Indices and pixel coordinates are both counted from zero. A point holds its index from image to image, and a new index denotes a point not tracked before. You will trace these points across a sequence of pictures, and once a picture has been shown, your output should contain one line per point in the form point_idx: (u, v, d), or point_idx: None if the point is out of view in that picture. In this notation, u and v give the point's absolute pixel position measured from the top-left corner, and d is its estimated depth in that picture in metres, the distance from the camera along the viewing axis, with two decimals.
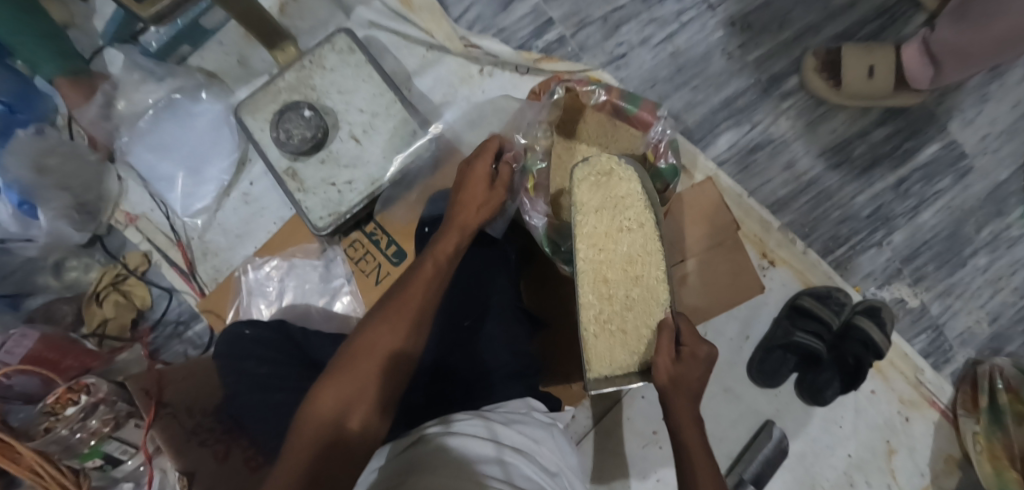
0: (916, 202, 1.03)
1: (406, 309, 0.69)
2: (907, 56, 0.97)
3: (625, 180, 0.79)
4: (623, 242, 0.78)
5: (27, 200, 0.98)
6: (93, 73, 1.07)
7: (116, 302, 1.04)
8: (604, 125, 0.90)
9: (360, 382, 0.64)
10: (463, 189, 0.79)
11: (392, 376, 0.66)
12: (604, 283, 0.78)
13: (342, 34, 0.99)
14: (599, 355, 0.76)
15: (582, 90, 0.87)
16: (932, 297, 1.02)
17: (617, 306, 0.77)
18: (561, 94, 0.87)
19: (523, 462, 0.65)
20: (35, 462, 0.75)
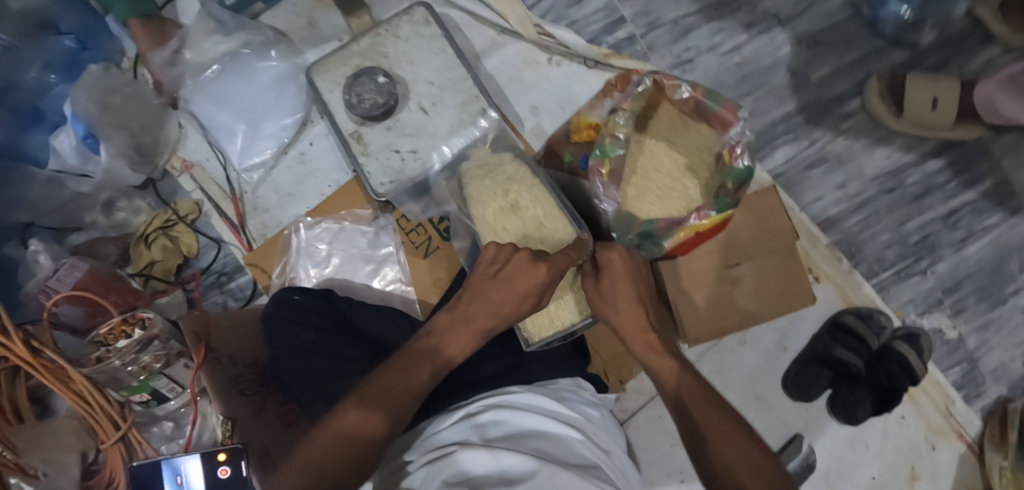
0: (963, 235, 1.04)
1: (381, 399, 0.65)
2: (981, 92, 0.97)
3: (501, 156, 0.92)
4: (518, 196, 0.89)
5: (91, 133, 0.98)
6: (164, 19, 1.09)
7: (164, 246, 1.04)
8: (677, 121, 0.90)
9: (319, 471, 0.60)
10: (493, 285, 0.73)
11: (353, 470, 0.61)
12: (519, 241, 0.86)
13: (421, 7, 1.00)
14: (538, 320, 0.85)
15: (667, 83, 0.87)
16: (970, 330, 1.03)
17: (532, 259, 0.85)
18: (647, 85, 0.88)
19: (575, 438, 0.68)
20: (85, 388, 0.76)
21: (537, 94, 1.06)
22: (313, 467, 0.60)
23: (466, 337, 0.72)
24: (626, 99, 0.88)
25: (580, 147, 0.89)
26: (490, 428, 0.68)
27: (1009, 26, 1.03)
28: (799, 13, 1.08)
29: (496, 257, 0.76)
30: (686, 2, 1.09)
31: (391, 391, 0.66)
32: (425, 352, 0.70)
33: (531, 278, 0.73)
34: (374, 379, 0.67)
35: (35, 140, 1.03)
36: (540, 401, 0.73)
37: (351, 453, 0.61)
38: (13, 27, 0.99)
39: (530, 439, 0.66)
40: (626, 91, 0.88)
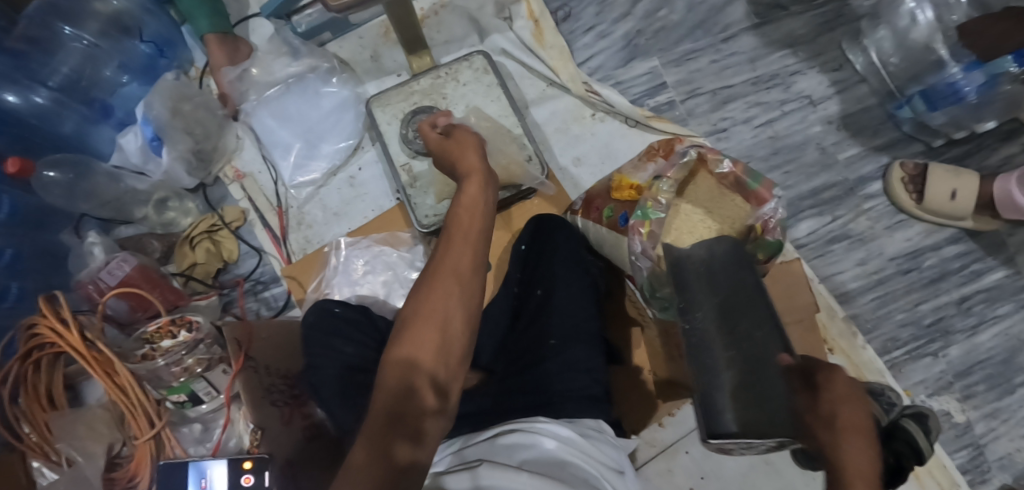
0: (975, 321, 1.08)
1: (452, 273, 0.64)
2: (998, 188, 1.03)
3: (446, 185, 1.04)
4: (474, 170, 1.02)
5: (158, 137, 1.04)
6: (238, 38, 1.17)
7: (208, 249, 1.08)
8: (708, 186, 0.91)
9: (420, 370, 0.60)
10: (469, 178, 0.73)
11: (440, 370, 0.61)
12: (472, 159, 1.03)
13: (480, 56, 1.10)
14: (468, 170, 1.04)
15: (711, 157, 0.88)
16: (978, 416, 1.05)
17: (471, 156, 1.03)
18: (690, 157, 0.88)
19: (584, 462, 0.71)
20: (126, 382, 0.82)
21: (581, 147, 1.13)
22: (405, 372, 0.60)
23: (455, 287, 0.64)
24: (672, 167, 0.87)
25: (620, 205, 0.92)
26: (522, 451, 0.72)
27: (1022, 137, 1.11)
28: (830, 96, 1.15)
29: (453, 140, 0.79)
30: (727, 75, 1.16)
31: (397, 381, 0.60)
32: (423, 320, 0.62)
33: (469, 232, 0.68)
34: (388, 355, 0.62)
35: (103, 135, 1.09)
36: (563, 433, 0.74)
37: (432, 358, 0.61)
38: (97, 27, 1.06)
39: (559, 467, 0.69)
40: (672, 158, 0.89)
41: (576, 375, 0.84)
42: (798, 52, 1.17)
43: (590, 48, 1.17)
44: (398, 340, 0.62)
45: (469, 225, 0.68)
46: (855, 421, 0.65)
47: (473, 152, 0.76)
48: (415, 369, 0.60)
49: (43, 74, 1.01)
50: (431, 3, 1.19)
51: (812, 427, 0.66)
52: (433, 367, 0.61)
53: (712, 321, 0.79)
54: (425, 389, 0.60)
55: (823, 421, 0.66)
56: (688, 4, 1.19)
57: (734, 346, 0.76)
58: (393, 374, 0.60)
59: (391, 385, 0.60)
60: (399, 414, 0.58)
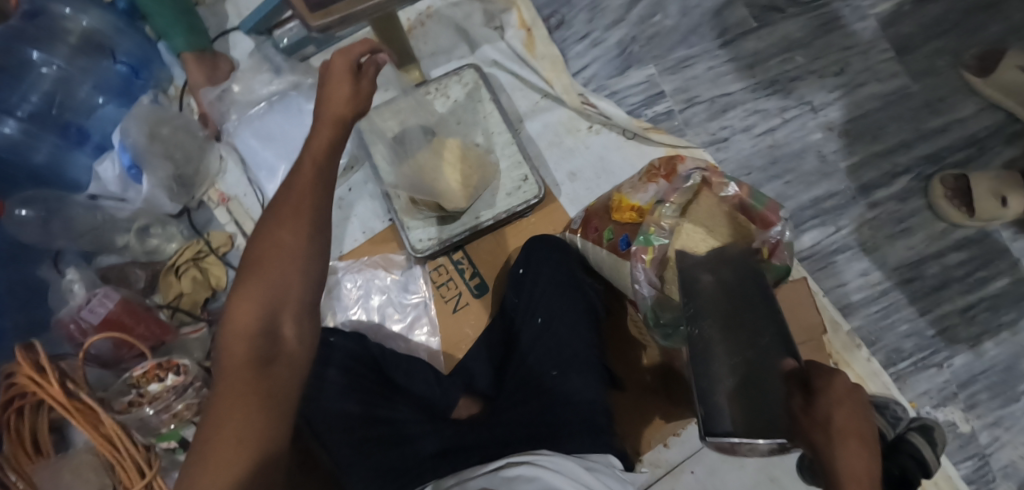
0: (979, 330, 1.07)
1: (291, 221, 0.69)
2: None
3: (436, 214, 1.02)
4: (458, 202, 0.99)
5: (136, 164, 1.00)
6: (217, 54, 1.12)
7: (194, 278, 1.04)
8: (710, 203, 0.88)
9: (266, 300, 0.66)
10: (326, 105, 0.73)
11: (280, 302, 0.66)
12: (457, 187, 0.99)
13: (470, 70, 1.06)
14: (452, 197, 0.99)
15: (715, 180, 0.85)
16: (983, 425, 1.05)
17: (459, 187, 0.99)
18: (694, 180, 0.86)
19: None
20: (113, 431, 0.77)
21: (577, 161, 1.09)
22: (260, 307, 0.65)
23: (293, 235, 0.68)
24: (675, 191, 0.85)
25: (621, 227, 0.90)
26: (523, 484, 0.70)
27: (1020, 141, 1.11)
28: (830, 102, 1.13)
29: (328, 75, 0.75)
30: (725, 83, 1.13)
31: (258, 309, 0.65)
32: (257, 275, 0.67)
33: (310, 179, 0.71)
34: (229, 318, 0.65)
35: (77, 161, 1.04)
36: (572, 468, 0.73)
37: (257, 299, 0.65)
38: (67, 51, 1.01)
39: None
40: (675, 180, 0.86)
41: (576, 408, 0.83)
42: (797, 56, 1.14)
43: (583, 56, 1.14)
44: (238, 301, 0.66)
45: (307, 175, 0.71)
46: (864, 475, 0.54)
47: (338, 99, 0.73)
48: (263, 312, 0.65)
49: (11, 103, 0.95)
50: (417, 12, 1.14)
51: (805, 429, 0.59)
52: (300, 294, 0.68)
53: (720, 330, 0.74)
54: (284, 329, 0.66)
55: (819, 423, 0.58)
56: (682, 8, 1.15)
57: (740, 351, 0.72)
58: (243, 327, 0.64)
59: (251, 310, 0.65)
60: (262, 372, 0.61)
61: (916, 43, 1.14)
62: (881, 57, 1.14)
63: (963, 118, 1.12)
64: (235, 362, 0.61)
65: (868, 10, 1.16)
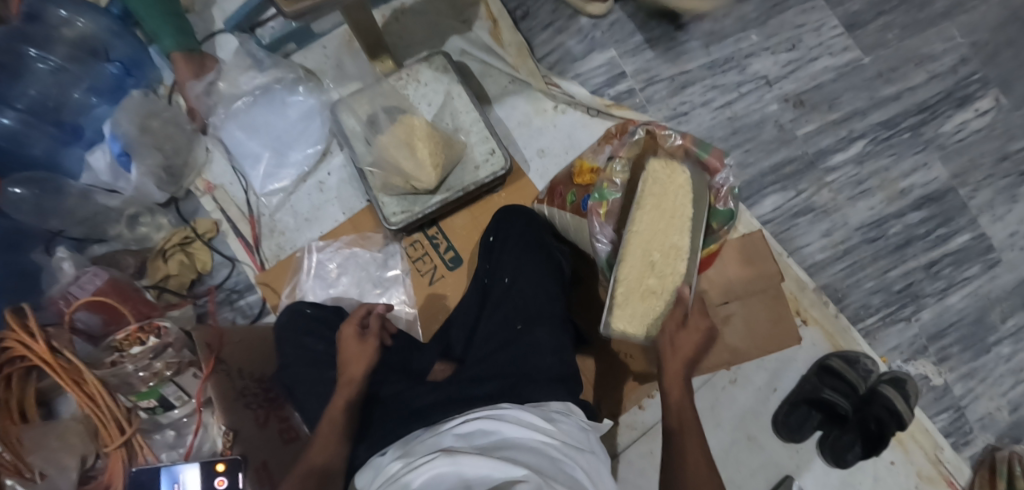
0: (944, 284, 1.09)
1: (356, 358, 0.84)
2: None
3: (395, 195, 1.04)
4: (409, 163, 1.01)
5: (126, 151, 1.07)
6: (205, 54, 1.19)
7: (181, 261, 1.09)
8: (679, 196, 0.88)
9: (330, 435, 0.77)
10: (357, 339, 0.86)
11: (337, 433, 0.77)
12: (414, 146, 1.01)
13: (439, 56, 1.11)
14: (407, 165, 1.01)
15: (660, 133, 0.89)
16: (956, 377, 1.06)
17: (413, 149, 1.01)
18: (639, 135, 0.90)
19: (548, 447, 0.69)
20: (95, 390, 0.81)
21: (544, 139, 1.14)
22: (333, 432, 0.77)
23: (359, 367, 0.83)
24: (622, 146, 0.90)
25: (582, 189, 0.91)
26: (479, 437, 0.71)
27: (966, 104, 1.17)
28: (785, 76, 1.18)
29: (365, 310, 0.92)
30: (683, 61, 1.19)
31: (331, 437, 0.77)
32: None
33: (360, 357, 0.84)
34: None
35: (73, 154, 1.10)
36: (531, 420, 0.73)
37: (330, 432, 0.77)
38: (66, 52, 1.08)
39: (513, 450, 0.68)
40: (623, 137, 0.91)
41: (540, 357, 0.84)
42: (751, 35, 1.20)
43: (547, 43, 1.20)
44: (317, 439, 0.77)
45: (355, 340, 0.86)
46: (702, 452, 0.69)
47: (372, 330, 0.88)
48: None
49: (10, 96, 1.03)
50: (391, 9, 1.21)
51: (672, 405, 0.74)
52: (334, 425, 0.78)
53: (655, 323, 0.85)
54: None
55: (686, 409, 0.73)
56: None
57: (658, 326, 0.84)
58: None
59: (325, 442, 0.76)
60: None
61: (863, 19, 1.21)
62: (831, 33, 1.21)
63: (913, 85, 1.18)
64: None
65: None
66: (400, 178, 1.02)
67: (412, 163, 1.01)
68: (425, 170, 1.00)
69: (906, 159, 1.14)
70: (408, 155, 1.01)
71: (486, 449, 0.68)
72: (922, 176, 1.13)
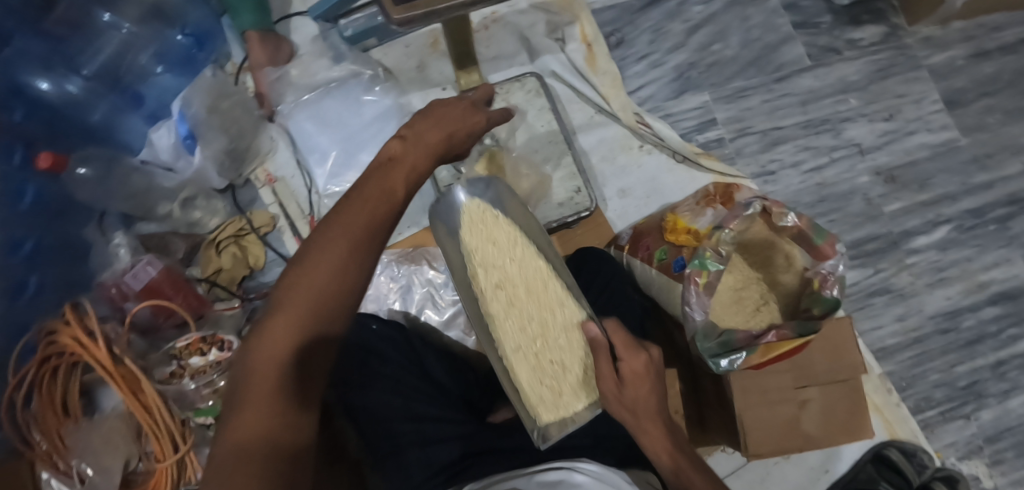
0: (1009, 386, 1.07)
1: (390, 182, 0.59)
2: (824, 251, 0.83)
3: (472, 262, 0.82)
4: (490, 253, 0.82)
5: (193, 135, 0.99)
6: (280, 35, 1.11)
7: (234, 255, 1.04)
8: (500, 238, 0.82)
9: (331, 271, 0.54)
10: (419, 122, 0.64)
11: (339, 290, 0.54)
12: (491, 239, 0.82)
13: (532, 77, 1.06)
14: (483, 258, 0.82)
15: (775, 211, 0.85)
16: (1006, 482, 1.04)
17: (495, 243, 0.82)
18: (755, 209, 0.86)
19: None
20: (153, 402, 0.77)
21: (626, 179, 1.09)
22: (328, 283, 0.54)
23: (381, 199, 0.58)
24: (735, 218, 0.85)
25: (675, 249, 0.89)
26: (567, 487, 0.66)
27: None
28: (879, 146, 1.14)
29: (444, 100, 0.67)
30: (777, 116, 1.14)
31: (332, 285, 0.54)
32: (300, 293, 0.53)
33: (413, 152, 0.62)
34: (277, 311, 0.53)
35: (130, 125, 1.04)
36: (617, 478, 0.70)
37: (334, 274, 0.54)
38: (136, 14, 1.01)
39: None
40: (735, 209, 0.86)
41: None
42: (850, 98, 1.16)
43: (641, 76, 1.15)
44: (303, 270, 0.54)
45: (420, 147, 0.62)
46: None
47: (447, 121, 0.65)
48: (296, 360, 0.53)
49: (79, 61, 0.97)
50: (482, 16, 1.15)
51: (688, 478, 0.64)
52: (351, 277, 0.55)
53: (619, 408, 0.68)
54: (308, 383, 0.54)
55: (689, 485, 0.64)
56: (742, 40, 1.17)
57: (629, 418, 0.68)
58: (276, 349, 0.52)
59: (317, 283, 0.53)
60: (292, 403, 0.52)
61: (967, 99, 1.17)
62: (931, 108, 1.16)
63: (1008, 175, 1.14)
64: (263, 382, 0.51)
65: (926, 59, 1.18)
66: (472, 263, 0.82)
67: (486, 256, 0.82)
68: (492, 268, 0.81)
69: (989, 252, 1.11)
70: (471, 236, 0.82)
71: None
72: (1003, 271, 1.11)
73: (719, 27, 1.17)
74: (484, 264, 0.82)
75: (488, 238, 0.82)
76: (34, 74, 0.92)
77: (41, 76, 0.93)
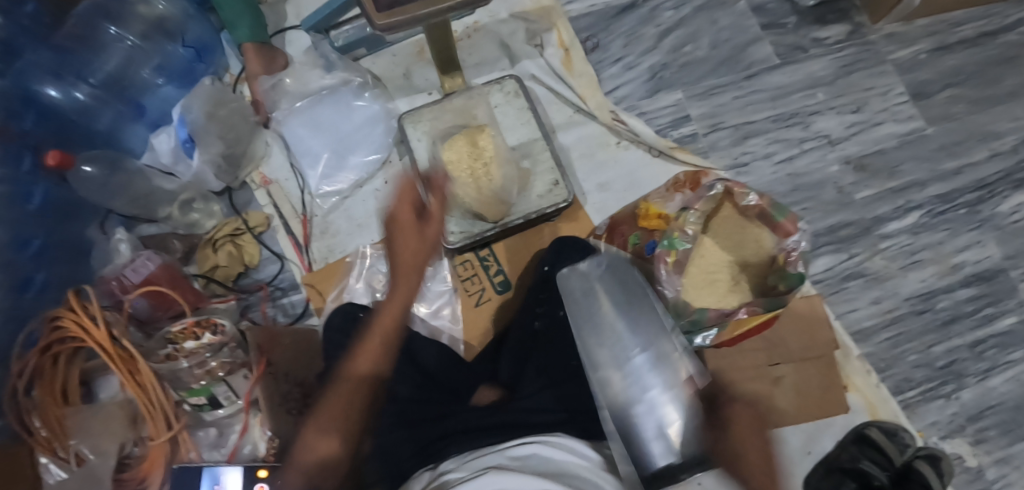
0: (987, 366, 1.08)
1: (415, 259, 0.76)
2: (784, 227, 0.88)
3: (452, 151, 1.01)
4: (465, 148, 1.01)
5: (191, 139, 1.07)
6: (275, 49, 1.18)
7: (230, 253, 1.08)
8: (470, 142, 1.02)
9: (371, 352, 0.73)
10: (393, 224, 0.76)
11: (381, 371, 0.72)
12: (473, 142, 1.02)
13: (511, 79, 1.12)
14: (457, 151, 1.01)
15: (736, 190, 0.91)
16: (991, 461, 1.04)
17: (470, 145, 1.01)
18: (718, 190, 0.91)
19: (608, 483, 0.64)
20: (148, 381, 0.81)
21: (605, 174, 1.14)
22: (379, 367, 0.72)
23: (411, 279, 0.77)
24: (698, 199, 0.92)
25: (647, 234, 0.95)
26: (535, 460, 0.66)
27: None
28: (847, 137, 1.18)
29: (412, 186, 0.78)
30: (748, 111, 1.19)
31: (375, 363, 0.72)
32: (348, 387, 0.70)
33: (411, 255, 0.76)
34: (327, 402, 0.69)
35: (135, 132, 1.11)
36: (585, 451, 0.69)
37: (372, 359, 0.72)
38: (140, 29, 1.08)
39: (566, 478, 0.63)
40: (700, 191, 0.93)
41: (600, 396, 0.82)
42: (818, 93, 1.21)
43: (616, 78, 1.21)
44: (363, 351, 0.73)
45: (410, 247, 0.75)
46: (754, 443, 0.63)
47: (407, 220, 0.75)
48: (342, 433, 0.68)
49: (84, 71, 1.04)
50: (464, 25, 1.22)
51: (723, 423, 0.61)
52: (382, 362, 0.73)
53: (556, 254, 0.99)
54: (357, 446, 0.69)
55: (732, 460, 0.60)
56: (713, 41, 1.23)
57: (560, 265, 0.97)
58: (328, 431, 0.67)
59: (367, 356, 0.73)
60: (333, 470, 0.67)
61: (932, 90, 1.22)
62: (898, 100, 1.21)
63: (976, 161, 1.18)
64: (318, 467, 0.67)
65: (891, 54, 1.24)
66: (450, 152, 1.01)
67: (462, 144, 1.02)
68: (461, 148, 1.01)
69: (961, 235, 1.14)
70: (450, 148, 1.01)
71: (544, 473, 0.63)
72: (976, 253, 1.13)
73: (689, 30, 1.23)
74: (459, 151, 1.01)
75: (465, 142, 1.02)
76: (45, 83, 1.00)
77: (51, 85, 1.00)
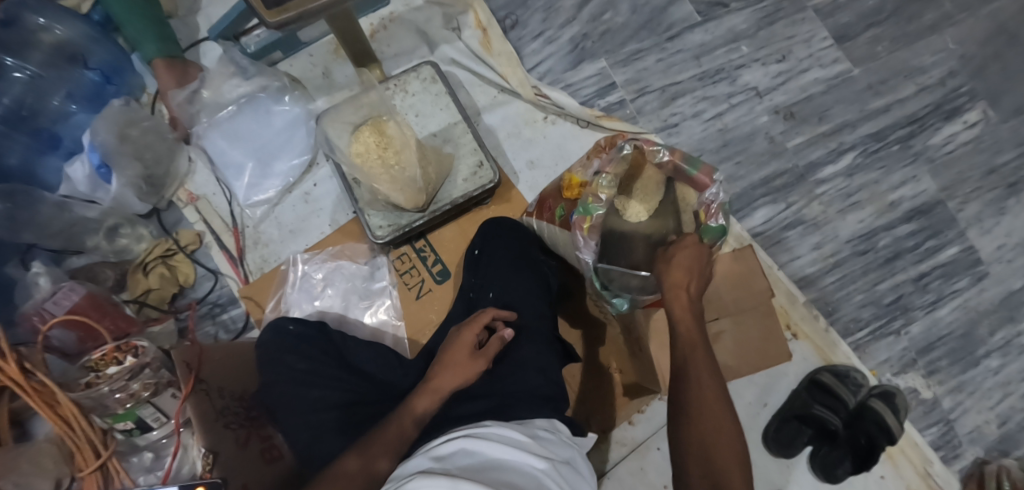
0: (933, 297, 1.08)
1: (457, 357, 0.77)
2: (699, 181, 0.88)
3: (358, 142, 0.99)
4: (370, 139, 0.99)
5: (104, 163, 1.04)
6: (187, 62, 1.15)
7: (162, 274, 1.06)
8: (374, 134, 0.99)
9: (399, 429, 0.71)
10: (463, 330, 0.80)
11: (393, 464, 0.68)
12: (377, 132, 0.99)
13: (428, 65, 1.10)
14: (362, 142, 0.99)
15: (648, 148, 0.89)
16: (945, 391, 1.05)
17: (376, 134, 0.99)
18: (629, 149, 0.89)
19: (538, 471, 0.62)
20: (69, 412, 0.78)
21: (534, 150, 1.14)
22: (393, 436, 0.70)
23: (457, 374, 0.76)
24: (608, 161, 0.88)
25: (570, 204, 0.92)
26: (462, 458, 0.61)
27: (953, 115, 1.17)
28: (774, 87, 1.18)
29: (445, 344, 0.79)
30: (673, 72, 1.18)
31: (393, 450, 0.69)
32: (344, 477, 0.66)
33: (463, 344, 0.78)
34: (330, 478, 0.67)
35: (49, 164, 1.07)
36: (515, 434, 0.66)
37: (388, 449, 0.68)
38: (40, 58, 1.05)
39: (499, 472, 0.59)
40: (611, 153, 0.89)
41: (526, 372, 0.80)
42: (741, 46, 1.20)
43: (537, 54, 1.19)
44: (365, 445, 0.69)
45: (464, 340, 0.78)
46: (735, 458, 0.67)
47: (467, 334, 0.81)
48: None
49: None
50: (380, 17, 1.20)
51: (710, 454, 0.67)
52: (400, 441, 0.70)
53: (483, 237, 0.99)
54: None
55: None
56: (631, 6, 1.22)
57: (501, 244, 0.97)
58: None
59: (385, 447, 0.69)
60: None
61: (853, 31, 1.21)
62: (821, 45, 1.20)
63: (902, 96, 1.18)
64: (352, 478, 0.65)
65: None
66: (355, 145, 0.99)
67: (368, 133, 0.99)
68: (365, 138, 0.99)
69: (895, 172, 1.14)
70: (356, 140, 0.99)
71: (473, 470, 0.59)
72: (912, 188, 1.13)
73: None
74: (365, 141, 0.99)
75: (373, 132, 0.99)
76: None
77: None
